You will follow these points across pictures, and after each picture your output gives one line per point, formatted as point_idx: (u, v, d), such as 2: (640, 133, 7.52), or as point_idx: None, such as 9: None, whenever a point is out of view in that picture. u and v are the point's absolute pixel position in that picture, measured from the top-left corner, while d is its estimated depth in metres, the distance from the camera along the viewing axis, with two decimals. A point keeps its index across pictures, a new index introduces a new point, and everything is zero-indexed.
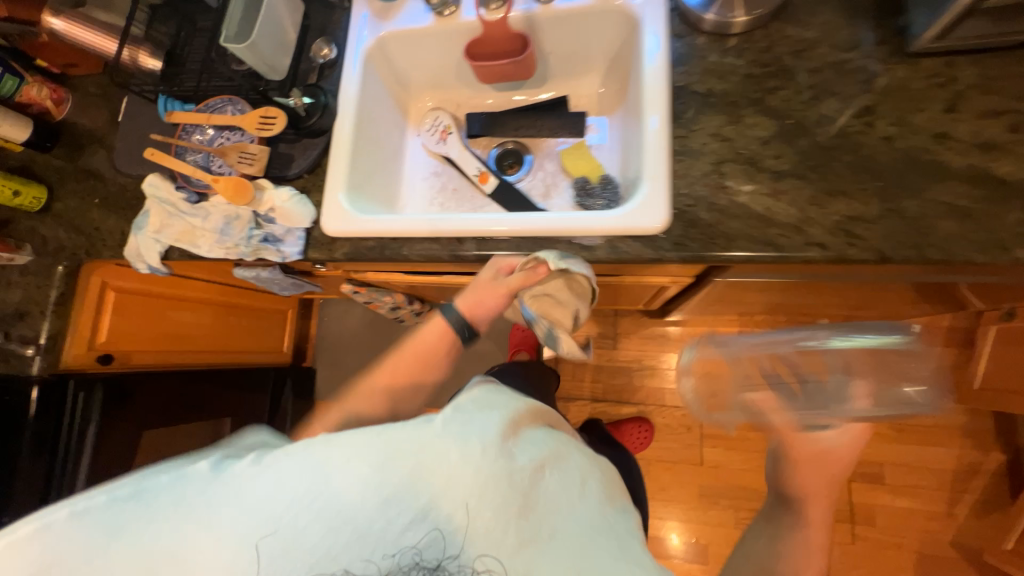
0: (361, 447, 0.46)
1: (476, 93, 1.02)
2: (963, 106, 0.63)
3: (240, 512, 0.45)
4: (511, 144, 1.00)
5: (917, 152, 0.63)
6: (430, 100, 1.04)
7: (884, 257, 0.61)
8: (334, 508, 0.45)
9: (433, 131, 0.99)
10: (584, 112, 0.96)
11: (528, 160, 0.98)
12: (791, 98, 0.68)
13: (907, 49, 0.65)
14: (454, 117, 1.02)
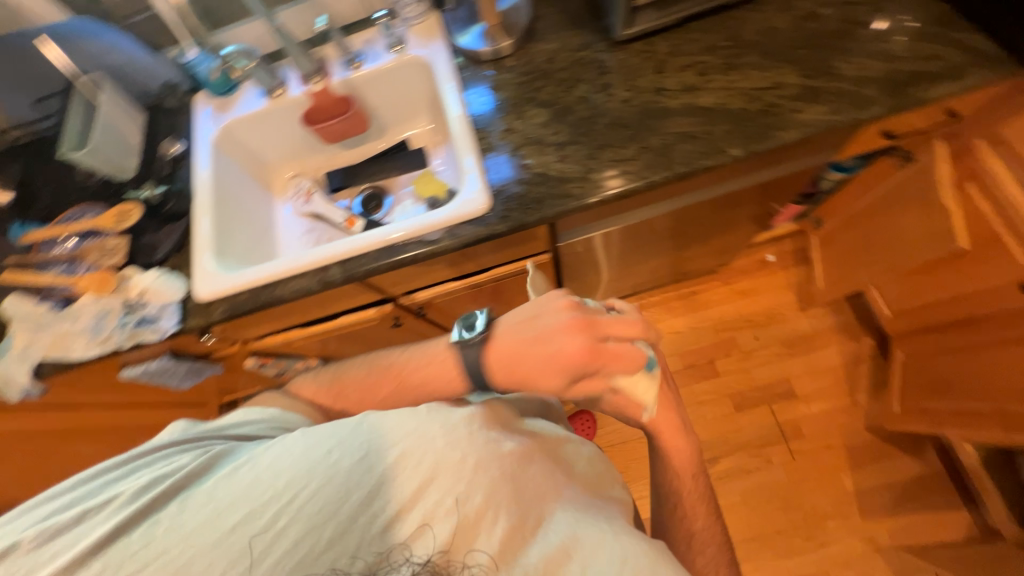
0: (350, 442, 0.49)
1: (328, 156, 1.16)
2: (667, 66, 0.86)
3: (221, 517, 0.45)
4: (371, 189, 1.10)
5: (646, 104, 0.83)
6: (289, 170, 1.15)
7: (649, 181, 0.78)
8: (317, 505, 0.45)
9: (297, 195, 1.09)
10: (422, 148, 1.12)
11: (389, 200, 1.09)
12: (554, 90, 0.89)
13: (617, 41, 0.88)
14: (314, 179, 1.13)
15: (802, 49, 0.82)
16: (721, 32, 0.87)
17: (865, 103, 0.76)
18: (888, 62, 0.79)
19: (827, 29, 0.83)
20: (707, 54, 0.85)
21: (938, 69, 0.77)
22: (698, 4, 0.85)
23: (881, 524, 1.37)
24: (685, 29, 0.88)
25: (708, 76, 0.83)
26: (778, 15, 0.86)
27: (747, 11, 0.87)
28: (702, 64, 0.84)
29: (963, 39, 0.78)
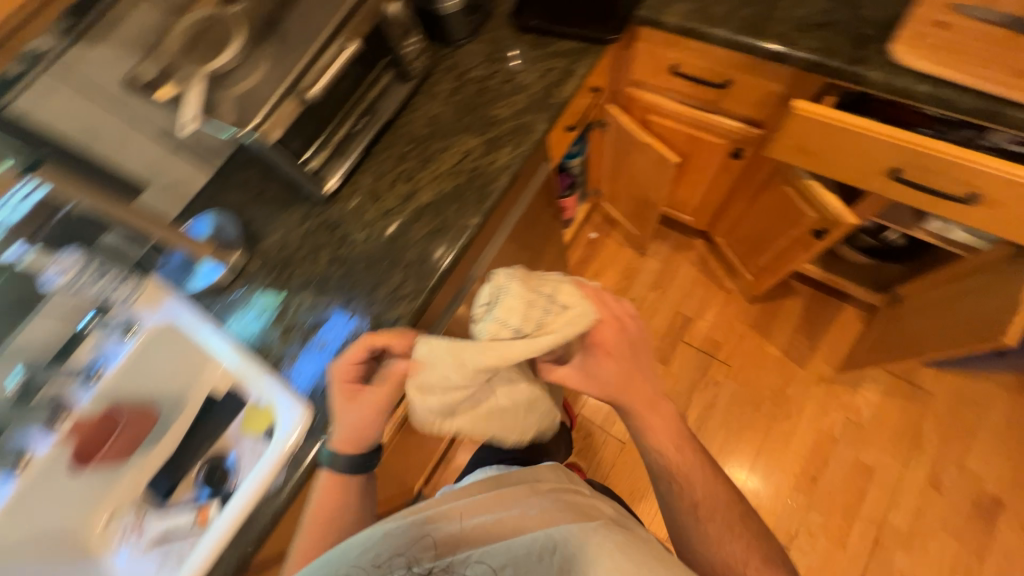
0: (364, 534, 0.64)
1: (139, 474, 0.89)
2: (379, 190, 0.90)
3: None
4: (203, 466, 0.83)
5: (383, 231, 0.86)
6: (102, 522, 0.87)
7: (429, 290, 0.80)
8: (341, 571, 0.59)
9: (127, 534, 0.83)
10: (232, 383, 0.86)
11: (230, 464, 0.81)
12: (303, 270, 0.88)
13: (326, 198, 0.91)
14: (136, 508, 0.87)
15: (467, 115, 0.93)
16: (401, 139, 0.94)
17: (533, 128, 0.89)
18: (525, 91, 0.93)
19: (472, 90, 0.95)
20: (404, 162, 0.92)
21: (556, 75, 0.93)
22: (366, 133, 0.91)
23: (814, 360, 1.53)
24: (372, 153, 0.94)
25: (415, 179, 0.89)
26: (432, 102, 0.96)
27: (407, 113, 0.96)
28: (405, 172, 0.91)
29: (558, 46, 0.95)
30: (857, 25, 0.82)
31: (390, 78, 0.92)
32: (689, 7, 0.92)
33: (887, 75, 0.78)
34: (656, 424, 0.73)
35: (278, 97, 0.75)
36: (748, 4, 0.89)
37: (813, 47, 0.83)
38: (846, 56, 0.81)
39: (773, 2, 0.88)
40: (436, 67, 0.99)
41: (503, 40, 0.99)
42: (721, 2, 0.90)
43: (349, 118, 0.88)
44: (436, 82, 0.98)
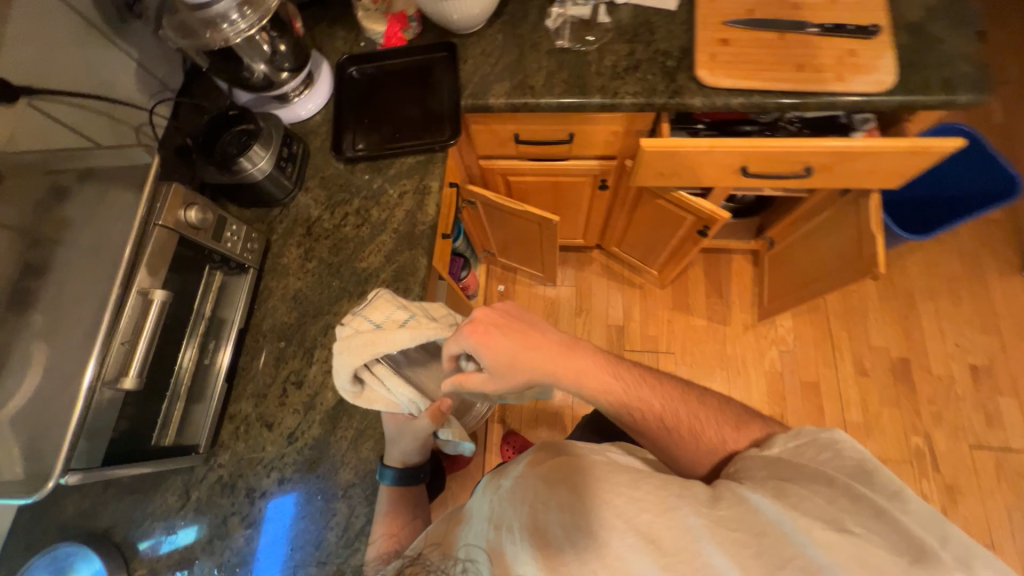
0: None
1: None
2: (269, 413, 0.73)
3: None
4: None
5: (298, 463, 0.70)
6: None
7: (386, 508, 0.66)
8: None
9: None
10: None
11: None
12: (214, 560, 0.67)
13: (206, 454, 0.70)
14: None
15: (334, 277, 0.80)
16: (268, 337, 0.77)
17: (414, 265, 0.79)
18: (385, 227, 0.82)
19: (327, 247, 0.81)
20: (285, 363, 0.75)
21: (410, 197, 0.83)
22: (222, 355, 0.73)
23: (734, 313, 1.65)
24: (241, 369, 0.75)
25: (307, 379, 0.74)
26: (286, 278, 0.80)
27: (263, 302, 0.79)
28: (292, 375, 0.74)
29: (400, 165, 0.86)
30: (661, 59, 0.87)
31: (223, 275, 0.74)
32: (509, 84, 0.89)
33: (707, 99, 0.83)
34: (548, 356, 0.60)
35: (82, 408, 0.51)
36: (561, 66, 0.89)
37: (636, 91, 0.85)
38: (666, 91, 0.85)
39: (581, 58, 0.89)
40: (273, 234, 0.84)
41: (337, 177, 0.86)
42: (536, 71, 0.89)
43: (193, 350, 0.69)
44: (281, 252, 0.82)
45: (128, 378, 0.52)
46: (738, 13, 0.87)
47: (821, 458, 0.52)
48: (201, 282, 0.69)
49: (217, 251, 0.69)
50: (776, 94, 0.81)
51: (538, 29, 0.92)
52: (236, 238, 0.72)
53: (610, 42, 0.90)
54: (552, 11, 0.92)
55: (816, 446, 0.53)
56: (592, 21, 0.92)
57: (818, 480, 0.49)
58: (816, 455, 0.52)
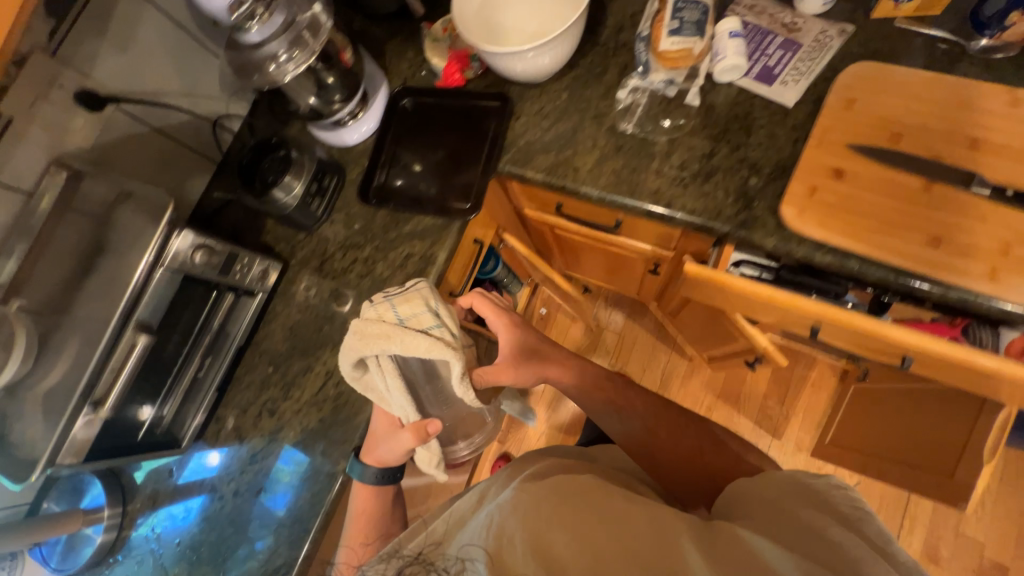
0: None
1: None
2: (245, 427, 0.82)
3: None
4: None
5: (252, 482, 0.79)
6: None
7: (302, 557, 0.73)
8: None
9: None
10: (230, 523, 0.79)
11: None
12: (179, 532, 0.81)
13: (189, 445, 0.82)
14: None
15: (328, 320, 0.83)
16: (261, 359, 0.84)
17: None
18: (384, 284, 0.83)
19: (331, 288, 0.85)
20: (267, 389, 0.82)
21: (416, 261, 0.81)
22: (218, 367, 0.81)
23: (790, 427, 1.40)
24: (235, 379, 0.84)
25: (278, 411, 0.80)
26: (292, 306, 0.86)
27: (267, 322, 0.86)
28: (269, 402, 0.81)
29: (417, 224, 0.83)
30: (742, 173, 0.69)
31: (234, 298, 0.79)
32: (553, 159, 0.78)
33: (780, 244, 0.65)
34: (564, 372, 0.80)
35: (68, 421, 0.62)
36: (618, 151, 0.75)
37: (696, 207, 0.69)
38: (731, 219, 0.67)
39: (645, 148, 0.74)
40: (292, 258, 0.88)
41: (359, 218, 0.87)
42: (588, 150, 0.77)
43: (192, 362, 0.78)
44: (294, 280, 0.87)
45: (100, 411, 0.64)
46: (875, 137, 0.63)
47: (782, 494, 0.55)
48: (207, 304, 0.76)
49: (224, 282, 0.76)
50: (882, 268, 0.60)
51: (608, 97, 0.77)
52: (246, 270, 0.78)
53: (688, 135, 0.73)
54: (627, 81, 0.76)
55: (833, 503, 0.51)
56: (676, 100, 0.74)
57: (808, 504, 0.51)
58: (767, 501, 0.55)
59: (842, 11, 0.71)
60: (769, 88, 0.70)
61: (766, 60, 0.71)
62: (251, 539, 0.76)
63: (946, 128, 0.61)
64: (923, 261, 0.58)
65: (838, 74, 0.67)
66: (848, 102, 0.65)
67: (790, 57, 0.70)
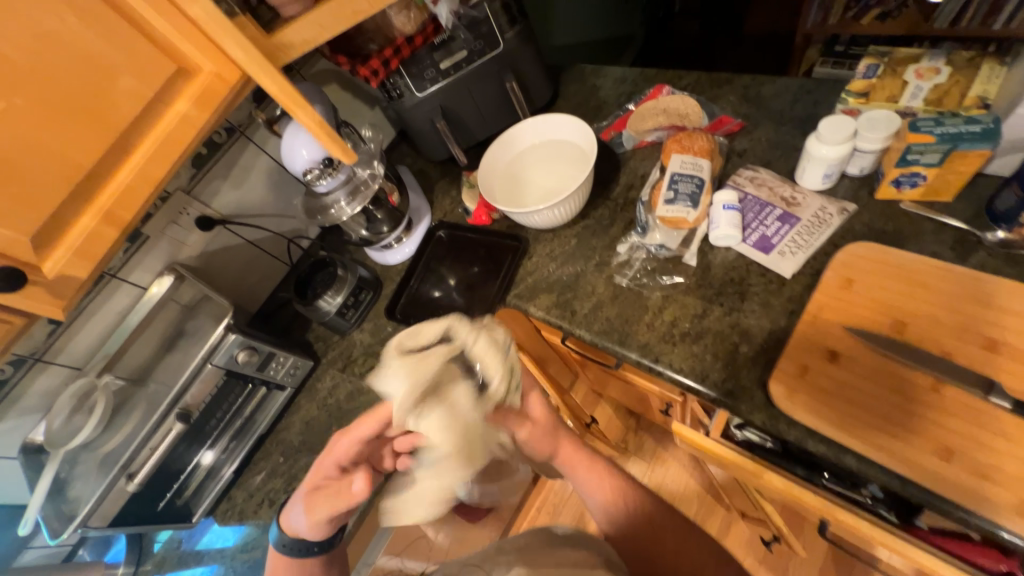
0: None
1: None
2: (246, 511, 0.89)
3: None
4: None
5: (244, 566, 0.86)
6: None
7: None
8: None
9: None
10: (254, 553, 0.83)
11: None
12: None
13: (198, 520, 0.90)
14: None
15: (338, 421, 0.91)
16: (277, 447, 0.93)
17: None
18: None
19: (348, 390, 0.94)
20: (274, 478, 0.90)
21: None
22: (239, 450, 0.91)
23: None
24: (253, 461, 0.94)
25: (277, 502, 0.87)
26: (313, 401, 0.96)
27: (291, 413, 0.96)
28: (271, 492, 0.89)
29: None
30: (734, 339, 0.68)
31: (266, 390, 0.91)
32: (555, 298, 0.84)
33: (768, 422, 0.61)
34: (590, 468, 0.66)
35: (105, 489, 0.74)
36: (614, 300, 0.79)
37: (683, 367, 0.69)
38: (718, 385, 0.66)
39: (639, 301, 0.77)
40: (323, 357, 1.01)
41: (384, 329, 0.98)
42: (587, 295, 0.82)
43: (220, 444, 0.89)
44: (320, 376, 0.98)
45: (129, 483, 0.75)
46: (874, 322, 0.61)
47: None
48: (241, 394, 0.88)
49: (260, 377, 0.89)
50: (881, 471, 0.54)
51: (611, 248, 0.84)
52: (281, 367, 0.91)
53: (682, 293, 0.75)
54: (628, 237, 0.82)
55: None
56: (675, 258, 0.78)
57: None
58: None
59: (843, 191, 0.73)
60: (766, 257, 0.72)
61: (764, 229, 0.73)
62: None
63: (953, 323, 0.58)
64: (929, 473, 0.51)
65: (838, 252, 0.67)
66: (846, 281, 0.64)
67: (789, 229, 0.72)
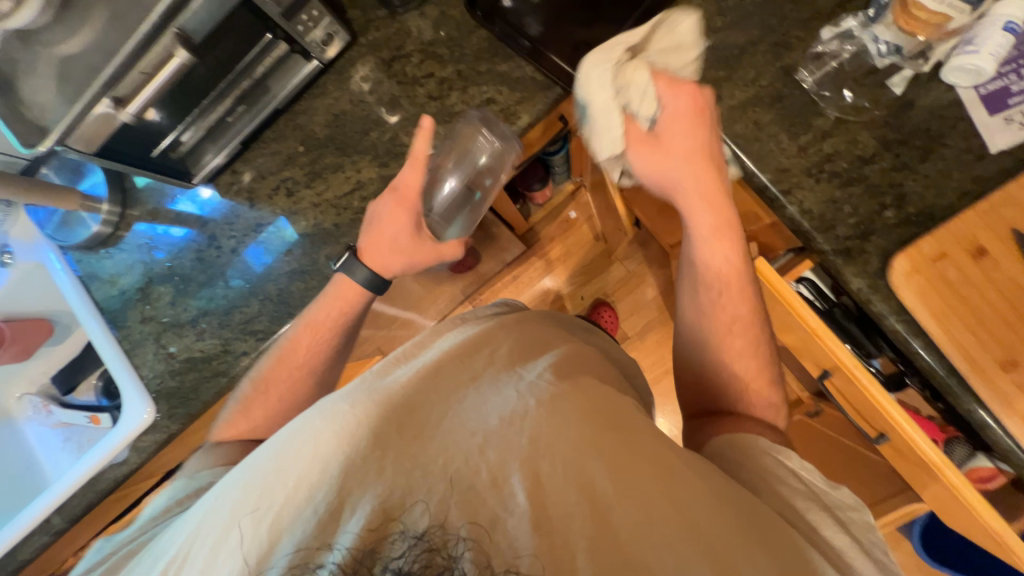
0: (285, 459, 0.45)
1: (43, 367, 1.03)
2: (258, 194, 0.78)
3: (269, 518, 0.41)
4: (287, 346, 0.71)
5: (243, 246, 0.79)
6: (16, 390, 1.04)
7: (279, 334, 0.77)
8: (280, 496, 0.42)
9: (37, 409, 1.02)
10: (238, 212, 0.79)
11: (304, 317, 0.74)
12: (171, 257, 0.81)
13: (198, 184, 0.78)
14: (44, 388, 1.04)
15: (378, 127, 0.75)
16: (294, 134, 0.77)
17: (439, 177, 0.72)
18: (451, 118, 0.73)
19: (393, 91, 0.74)
20: (290, 167, 0.77)
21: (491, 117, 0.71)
22: (249, 119, 0.74)
23: None
24: (262, 139, 0.78)
25: (296, 196, 0.77)
26: (344, 91, 0.76)
27: (313, 96, 0.77)
28: (288, 182, 0.77)
29: (514, 69, 0.71)
30: (883, 200, 0.60)
31: (287, 51, 0.69)
32: (702, 72, 0.64)
33: (866, 290, 0.60)
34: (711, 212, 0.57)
35: (80, 112, 0.56)
36: (773, 103, 0.62)
37: (812, 210, 0.61)
38: (838, 241, 0.60)
39: (806, 115, 0.61)
40: (361, 36, 0.75)
41: (454, 26, 0.73)
42: (745, 81, 0.63)
43: (222, 102, 0.69)
44: (356, 61, 0.75)
45: (122, 113, 0.57)
46: None
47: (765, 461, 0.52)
48: (258, 43, 0.65)
49: (285, 28, 0.65)
50: (939, 361, 0.58)
51: (806, 29, 0.62)
52: (310, 26, 0.68)
53: (862, 125, 0.60)
54: (844, 21, 0.60)
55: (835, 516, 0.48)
56: (876, 77, 0.60)
57: (801, 492, 0.49)
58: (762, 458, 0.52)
59: None
60: (987, 119, 0.57)
61: (1012, 81, 0.57)
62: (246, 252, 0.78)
63: None
64: (984, 377, 0.55)
65: None
66: None
67: None
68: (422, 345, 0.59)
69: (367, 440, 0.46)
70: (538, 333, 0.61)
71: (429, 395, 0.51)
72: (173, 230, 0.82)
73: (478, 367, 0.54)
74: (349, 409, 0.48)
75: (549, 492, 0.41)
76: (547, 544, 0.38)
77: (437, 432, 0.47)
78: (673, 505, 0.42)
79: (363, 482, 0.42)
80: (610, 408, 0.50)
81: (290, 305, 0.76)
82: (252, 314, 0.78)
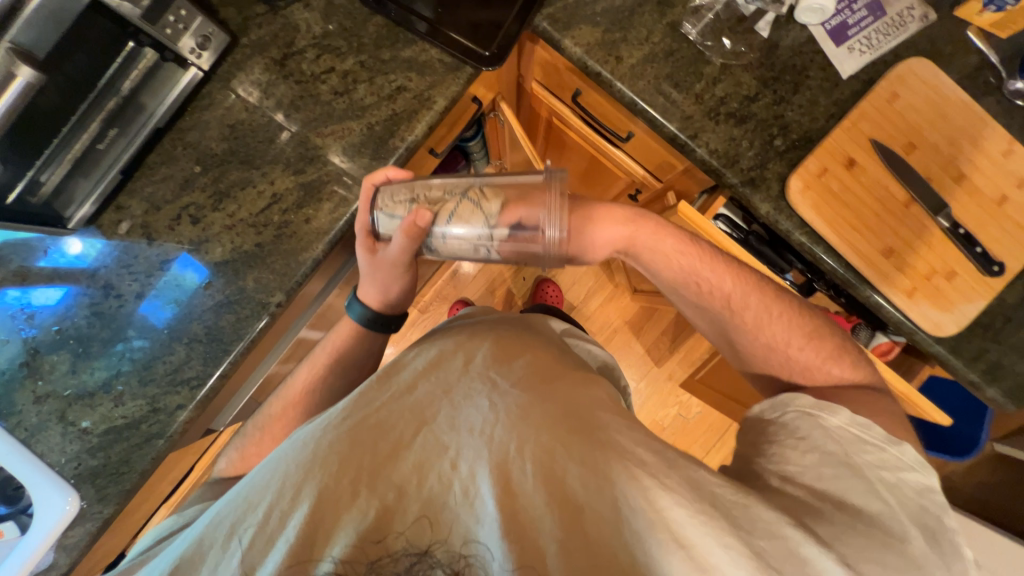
0: (251, 493, 0.41)
1: None
2: (155, 228, 0.69)
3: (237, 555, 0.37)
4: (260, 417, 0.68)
5: (145, 295, 0.69)
6: None
7: (216, 377, 0.69)
8: (246, 528, 0.38)
9: None
10: (128, 251, 0.69)
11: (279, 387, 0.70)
12: (59, 321, 0.69)
13: (76, 228, 0.67)
14: None
15: (287, 132, 0.69)
16: (186, 154, 0.69)
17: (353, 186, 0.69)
18: (363, 113, 0.69)
19: (292, 92, 0.69)
20: (189, 191, 0.69)
21: (406, 105, 0.69)
22: (126, 143, 0.64)
23: None
24: (147, 166, 0.69)
25: (204, 222, 0.69)
26: (233, 100, 0.69)
27: (201, 108, 0.69)
28: (191, 207, 0.69)
29: (419, 53, 0.69)
30: (773, 129, 0.68)
31: (159, 60, 0.61)
32: (601, 36, 0.68)
33: (773, 212, 0.68)
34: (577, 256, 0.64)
35: None
36: (668, 57, 0.68)
37: (717, 149, 0.68)
38: (743, 172, 0.68)
39: (696, 65, 0.68)
40: (242, 36, 0.69)
41: (345, 16, 0.69)
42: (639, 39, 0.68)
43: (87, 126, 0.60)
44: (242, 64, 0.69)
45: None
46: (893, 141, 0.65)
47: (789, 420, 0.54)
48: (119, 54, 0.57)
49: (147, 34, 0.57)
50: (838, 260, 0.67)
51: None
52: (180, 28, 0.60)
53: (743, 68, 0.68)
54: None
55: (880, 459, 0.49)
56: (746, 25, 0.68)
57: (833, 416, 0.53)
58: (790, 420, 0.54)
59: None
60: (835, 50, 0.67)
61: (848, 15, 0.67)
62: (139, 308, 0.69)
63: (946, 154, 0.65)
64: (871, 264, 0.66)
65: (899, 64, 0.66)
66: (893, 97, 0.66)
67: (870, 23, 0.67)
68: (396, 363, 0.54)
69: (336, 463, 0.41)
70: (510, 333, 0.57)
71: (401, 411, 0.46)
72: (55, 290, 0.70)
73: (452, 375, 0.49)
74: (321, 432, 0.44)
75: (519, 497, 0.39)
76: (517, 549, 0.36)
77: (410, 449, 0.42)
78: (657, 511, 0.39)
79: (339, 505, 0.39)
80: (578, 410, 0.47)
81: (223, 343, 0.69)
82: (177, 364, 0.69)
